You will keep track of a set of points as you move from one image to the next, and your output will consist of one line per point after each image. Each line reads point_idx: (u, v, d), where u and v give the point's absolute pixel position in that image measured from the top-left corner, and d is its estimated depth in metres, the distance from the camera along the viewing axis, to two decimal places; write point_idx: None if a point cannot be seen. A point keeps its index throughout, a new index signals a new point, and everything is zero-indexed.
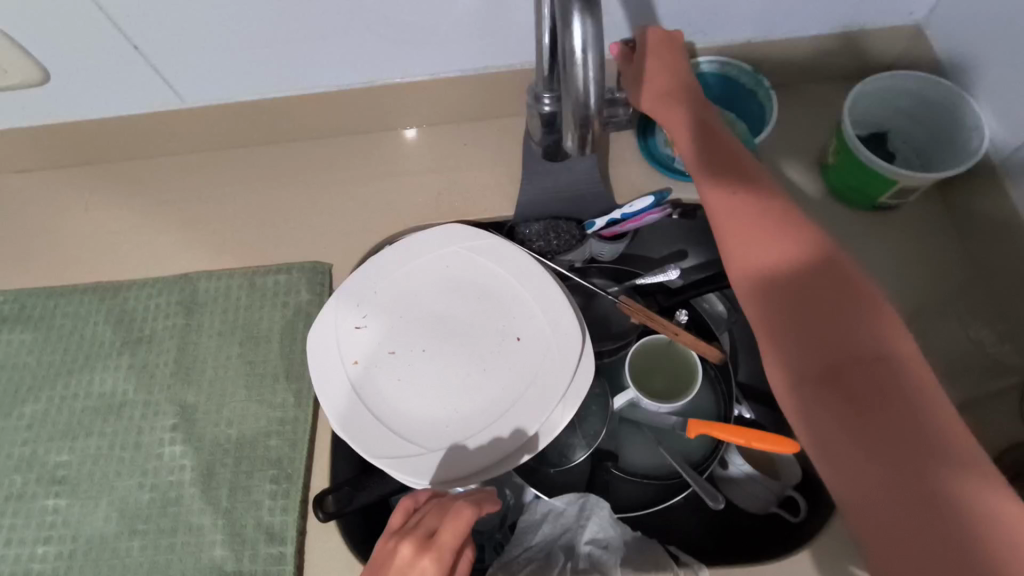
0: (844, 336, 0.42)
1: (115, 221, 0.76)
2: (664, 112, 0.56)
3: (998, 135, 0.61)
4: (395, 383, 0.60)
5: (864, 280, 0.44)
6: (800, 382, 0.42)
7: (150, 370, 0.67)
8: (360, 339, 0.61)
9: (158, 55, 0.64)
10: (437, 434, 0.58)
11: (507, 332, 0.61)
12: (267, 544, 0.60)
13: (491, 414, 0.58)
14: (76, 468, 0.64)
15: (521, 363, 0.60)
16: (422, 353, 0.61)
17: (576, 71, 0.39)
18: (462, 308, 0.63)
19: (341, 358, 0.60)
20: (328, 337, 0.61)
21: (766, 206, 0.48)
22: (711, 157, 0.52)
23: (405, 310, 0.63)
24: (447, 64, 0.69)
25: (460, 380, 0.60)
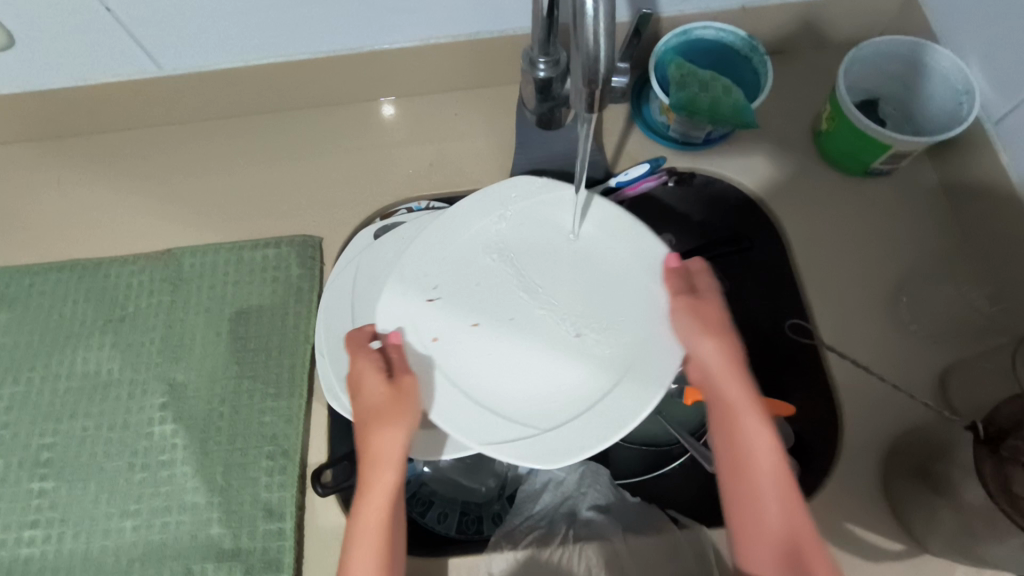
0: (776, 494, 0.47)
1: (91, 195, 0.73)
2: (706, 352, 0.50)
3: (988, 99, 0.61)
4: (487, 360, 0.53)
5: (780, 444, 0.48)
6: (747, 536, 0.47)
7: (135, 348, 0.65)
8: (435, 313, 0.54)
9: (130, 17, 0.60)
10: (546, 412, 0.51)
11: (602, 299, 0.54)
12: (265, 521, 0.59)
13: (588, 391, 0.52)
14: (61, 451, 0.62)
15: (620, 333, 0.53)
16: (510, 322, 0.55)
17: (588, 22, 0.38)
18: (551, 272, 0.56)
19: (414, 334, 0.54)
20: (398, 311, 0.54)
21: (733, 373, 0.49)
22: (716, 335, 0.50)
23: (485, 279, 0.56)
24: (436, 29, 0.67)
25: (556, 353, 0.53)
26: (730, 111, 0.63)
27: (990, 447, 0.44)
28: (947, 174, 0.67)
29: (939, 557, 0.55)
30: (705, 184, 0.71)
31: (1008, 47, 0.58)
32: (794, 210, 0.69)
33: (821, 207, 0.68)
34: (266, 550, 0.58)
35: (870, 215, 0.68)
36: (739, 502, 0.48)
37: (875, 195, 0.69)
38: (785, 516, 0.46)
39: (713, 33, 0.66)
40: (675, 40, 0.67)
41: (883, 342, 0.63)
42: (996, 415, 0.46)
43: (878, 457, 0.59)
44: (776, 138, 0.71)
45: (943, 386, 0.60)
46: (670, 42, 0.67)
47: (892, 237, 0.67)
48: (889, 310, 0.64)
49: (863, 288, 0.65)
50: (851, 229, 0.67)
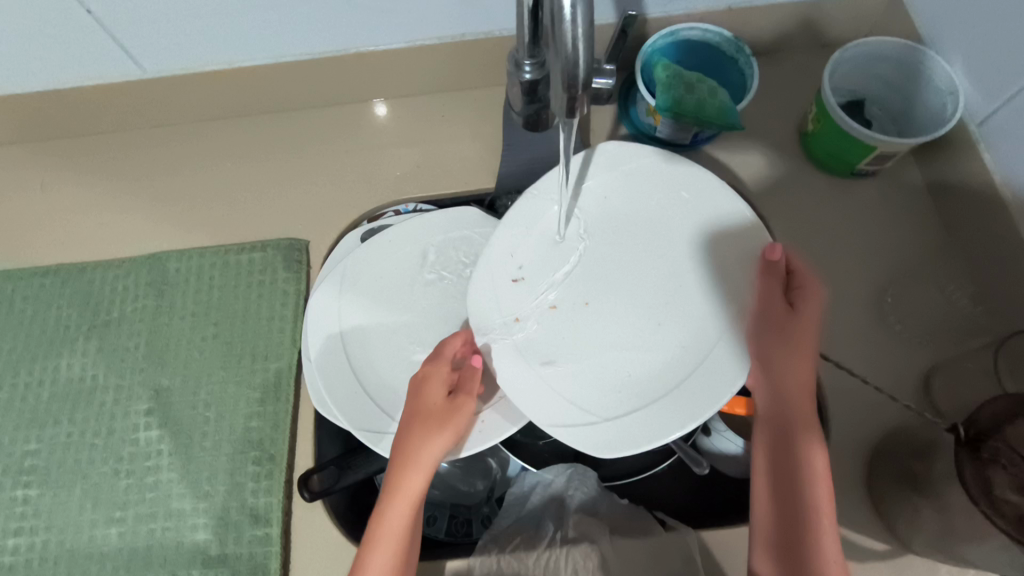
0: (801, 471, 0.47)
1: (75, 199, 0.72)
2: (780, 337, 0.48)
3: (972, 99, 0.61)
4: (575, 340, 0.50)
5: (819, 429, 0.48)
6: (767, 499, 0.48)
7: (120, 354, 0.65)
8: (520, 293, 0.51)
9: (111, 19, 0.60)
10: (631, 396, 0.48)
11: (694, 268, 0.50)
12: (252, 526, 0.58)
13: (680, 367, 0.48)
14: (45, 458, 0.61)
15: (715, 302, 0.49)
16: (585, 304, 0.51)
17: (565, 28, 0.37)
18: (643, 238, 0.51)
19: (496, 316, 0.51)
20: (479, 293, 0.51)
21: (795, 357, 0.48)
22: (789, 323, 0.48)
23: (570, 251, 0.52)
24: (422, 31, 0.67)
25: (649, 326, 0.50)
26: (714, 112, 0.63)
27: (970, 448, 0.45)
28: (933, 174, 0.67)
29: (923, 556, 0.55)
30: None
31: (990, 48, 0.58)
32: (780, 211, 0.69)
33: (807, 208, 0.69)
34: (252, 555, 0.58)
35: (855, 216, 0.68)
36: (765, 471, 0.48)
37: (860, 196, 0.69)
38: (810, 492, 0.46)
39: (700, 34, 0.66)
40: (661, 41, 0.67)
41: (867, 342, 0.63)
42: (975, 418, 0.47)
43: (863, 457, 0.59)
44: (763, 139, 0.71)
45: (927, 386, 0.60)
46: (657, 43, 0.67)
47: (877, 238, 0.67)
48: (873, 311, 0.64)
49: (849, 289, 0.65)
50: (836, 230, 0.68)
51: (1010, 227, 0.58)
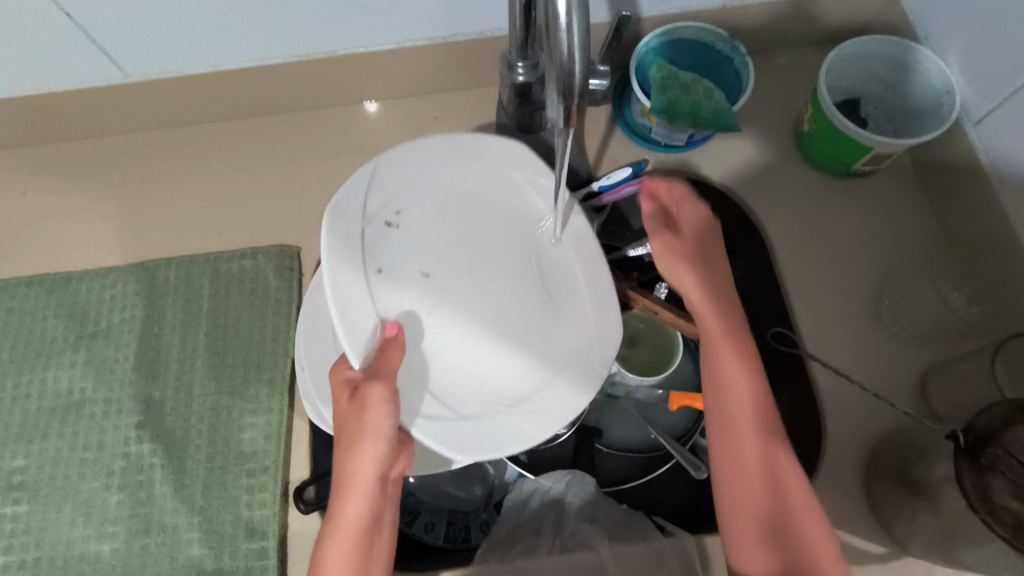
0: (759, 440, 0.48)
1: (60, 206, 0.71)
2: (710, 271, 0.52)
3: (969, 99, 0.60)
4: (423, 320, 0.48)
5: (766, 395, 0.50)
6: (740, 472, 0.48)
7: (109, 366, 0.63)
8: (388, 243, 0.49)
9: (92, 21, 0.58)
10: (473, 398, 0.47)
11: (557, 293, 0.50)
12: (247, 540, 0.58)
13: (519, 387, 0.48)
14: (34, 473, 0.60)
15: (564, 330, 0.49)
16: (446, 283, 0.49)
17: (561, 36, 0.36)
18: (514, 247, 0.51)
19: (359, 256, 0.47)
20: (353, 218, 0.48)
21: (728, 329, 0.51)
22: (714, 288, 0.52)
23: (450, 230, 0.50)
24: (413, 31, 0.66)
25: (508, 327, 0.49)
26: (711, 117, 0.63)
27: (969, 456, 0.45)
28: (929, 175, 0.67)
29: (921, 559, 0.55)
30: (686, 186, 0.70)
31: (987, 49, 0.58)
32: (776, 212, 0.68)
33: (803, 210, 0.68)
34: (248, 569, 0.57)
35: (851, 217, 0.68)
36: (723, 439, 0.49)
37: (857, 196, 0.69)
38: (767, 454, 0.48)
39: (694, 33, 0.65)
40: (656, 40, 0.66)
41: (862, 343, 0.63)
42: (974, 425, 0.46)
43: (860, 461, 0.59)
44: (760, 139, 0.70)
45: (923, 387, 0.60)
46: (652, 42, 0.66)
47: (872, 239, 0.67)
48: (868, 313, 0.64)
49: (845, 291, 0.65)
50: (833, 231, 0.67)
51: (1006, 228, 0.58)
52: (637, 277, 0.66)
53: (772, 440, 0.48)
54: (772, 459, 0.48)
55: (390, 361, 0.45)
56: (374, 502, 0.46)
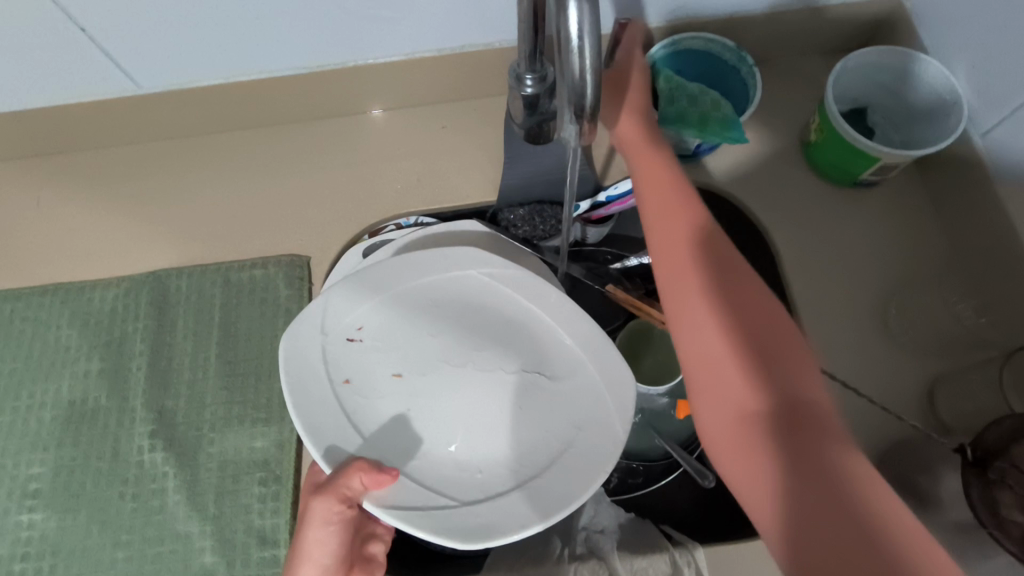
0: (762, 367, 0.42)
1: (73, 216, 0.72)
2: (667, 183, 0.51)
3: (976, 110, 0.61)
4: (397, 419, 0.53)
5: (760, 313, 0.45)
6: (756, 413, 0.41)
7: (123, 375, 0.64)
8: (359, 357, 0.54)
9: (105, 35, 0.59)
10: (462, 482, 0.52)
11: (531, 379, 0.54)
12: (259, 548, 0.58)
13: (513, 475, 0.52)
14: (49, 481, 0.61)
15: (544, 420, 0.53)
16: (422, 375, 0.54)
17: (573, 58, 0.37)
18: (480, 350, 0.55)
19: (322, 373, 0.53)
20: (317, 337, 0.53)
21: (703, 248, 0.47)
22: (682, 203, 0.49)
23: (412, 337, 0.55)
24: (422, 42, 0.66)
25: (482, 421, 0.53)
26: (720, 125, 0.62)
27: (977, 468, 0.45)
28: (936, 184, 0.67)
29: None
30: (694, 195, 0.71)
31: (995, 60, 0.58)
32: (783, 221, 0.68)
33: (809, 219, 0.68)
34: None
35: (857, 226, 0.68)
36: (718, 374, 0.43)
37: (864, 206, 0.69)
38: (773, 385, 0.42)
39: (702, 43, 0.66)
40: (663, 51, 0.66)
41: (868, 353, 0.63)
42: (981, 437, 0.46)
43: None
44: (767, 148, 0.71)
45: (930, 397, 0.61)
46: (659, 53, 0.66)
47: (879, 249, 0.67)
48: (875, 323, 0.64)
49: (852, 300, 0.65)
50: (839, 240, 0.68)
51: (1014, 240, 0.58)
52: (642, 286, 0.69)
53: (784, 397, 0.41)
54: (786, 420, 0.41)
55: (349, 481, 0.48)
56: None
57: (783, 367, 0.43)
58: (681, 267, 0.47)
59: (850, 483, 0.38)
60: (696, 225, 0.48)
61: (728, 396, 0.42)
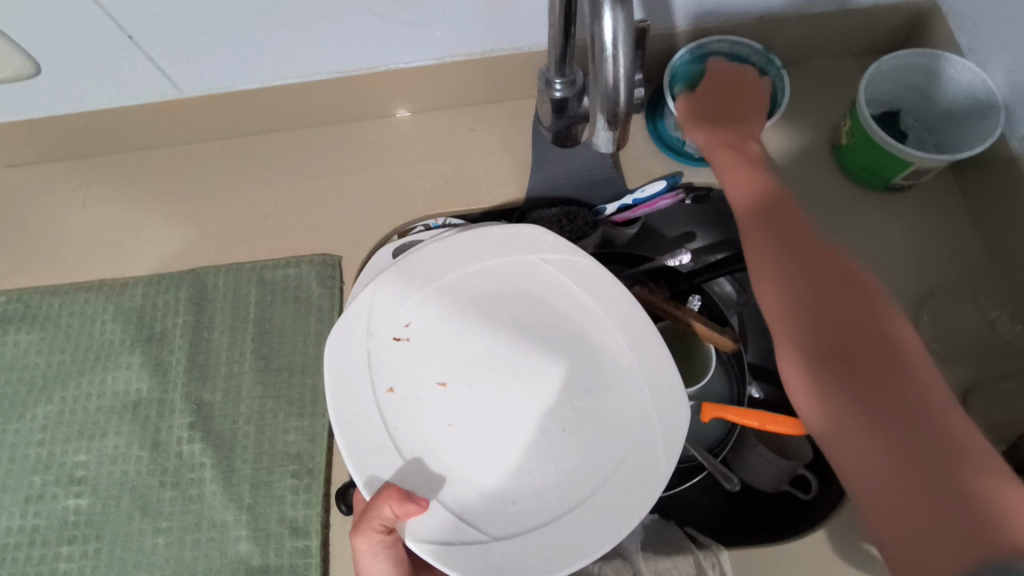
0: (841, 319, 0.44)
1: (117, 215, 0.75)
2: (734, 161, 0.53)
3: (1015, 114, 0.60)
4: (438, 438, 0.50)
5: (848, 268, 0.46)
6: (817, 362, 0.43)
7: (163, 368, 0.67)
8: (400, 360, 0.52)
9: (151, 41, 0.61)
10: (501, 515, 0.48)
11: (588, 391, 0.51)
12: (291, 538, 0.60)
13: (562, 502, 0.49)
14: (94, 468, 0.64)
15: (602, 435, 0.50)
16: (469, 387, 0.52)
17: (607, 65, 0.38)
18: (532, 350, 0.52)
19: (365, 378, 0.51)
20: (361, 334, 0.52)
21: (780, 211, 0.49)
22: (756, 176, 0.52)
23: (456, 341, 0.53)
24: (453, 46, 0.67)
25: (522, 445, 0.50)
26: None
27: None
28: (972, 189, 0.66)
29: None
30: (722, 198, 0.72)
31: None
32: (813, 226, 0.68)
33: (840, 222, 0.68)
34: (293, 566, 0.59)
35: (889, 230, 0.67)
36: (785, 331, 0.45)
37: (896, 210, 0.68)
38: (846, 333, 0.43)
39: (729, 46, 0.66)
40: (689, 55, 0.66)
41: None
42: None
43: None
44: (796, 151, 0.71)
45: (963, 405, 0.60)
46: (686, 56, 0.66)
47: (911, 252, 0.66)
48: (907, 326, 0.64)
49: None
50: (870, 244, 0.67)
51: None
52: (667, 288, 0.68)
53: (861, 347, 0.42)
54: (860, 372, 0.41)
55: (384, 510, 0.47)
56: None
57: (863, 315, 0.44)
58: (749, 230, 0.50)
59: (943, 434, 0.37)
60: (754, 189, 0.51)
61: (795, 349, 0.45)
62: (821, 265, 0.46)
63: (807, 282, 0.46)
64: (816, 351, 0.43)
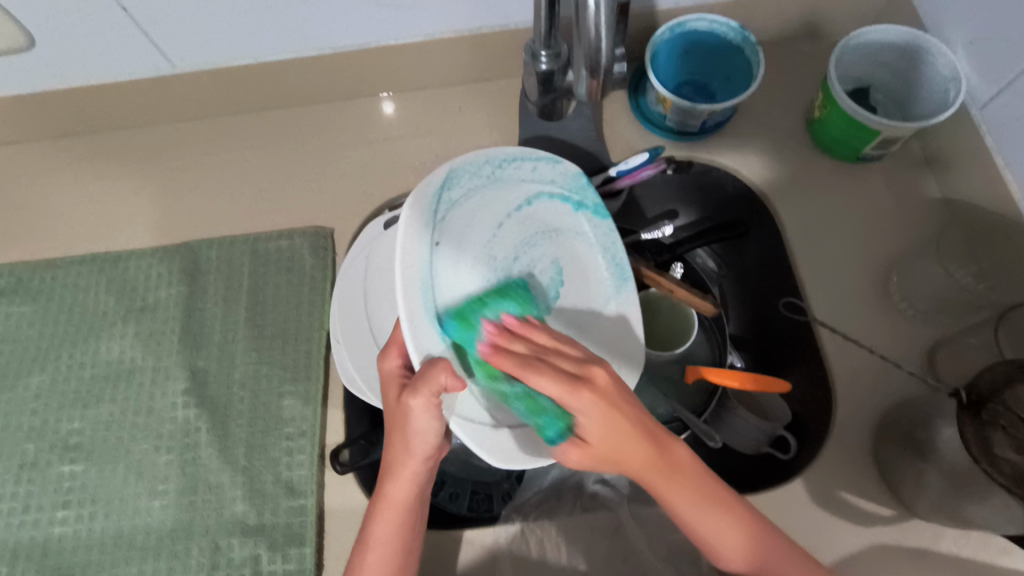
0: (697, 532, 0.49)
1: (109, 192, 0.75)
2: (580, 399, 0.46)
3: (974, 86, 0.63)
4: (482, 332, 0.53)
5: (693, 468, 0.49)
6: (746, 561, 0.49)
7: (156, 337, 0.68)
8: (451, 235, 0.52)
9: (149, 19, 0.63)
10: (516, 413, 0.53)
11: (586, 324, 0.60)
12: (287, 498, 0.62)
13: None
14: (89, 435, 0.65)
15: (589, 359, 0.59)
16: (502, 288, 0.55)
17: (590, 18, 0.43)
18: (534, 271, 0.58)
19: (425, 263, 0.49)
20: (426, 224, 0.49)
21: (612, 419, 0.46)
22: (598, 421, 0.46)
23: (491, 250, 0.55)
24: (441, 24, 0.70)
25: None
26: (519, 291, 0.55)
27: (971, 412, 0.48)
28: (936, 160, 0.70)
29: (928, 521, 0.57)
30: (703, 172, 0.73)
31: (992, 38, 0.60)
32: (788, 195, 0.71)
33: (813, 192, 0.71)
34: (288, 525, 0.61)
35: (861, 199, 0.71)
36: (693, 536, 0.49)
37: (867, 180, 0.71)
38: (734, 532, 0.49)
39: (706, 25, 0.68)
40: (669, 33, 0.69)
41: (871, 317, 0.66)
42: (975, 382, 0.50)
43: (872, 428, 0.62)
44: (772, 126, 0.74)
45: (931, 360, 0.63)
46: (666, 34, 0.68)
47: (881, 218, 0.70)
48: (877, 288, 0.67)
49: (855, 270, 0.68)
50: (842, 213, 0.70)
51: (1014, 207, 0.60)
52: (650, 257, 0.70)
53: (753, 555, 0.49)
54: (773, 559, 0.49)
55: (436, 377, 0.45)
56: (416, 479, 0.50)
57: (737, 508, 0.49)
58: (649, 469, 0.47)
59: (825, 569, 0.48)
60: (592, 419, 0.46)
61: (719, 544, 0.49)
62: (672, 487, 0.48)
63: (667, 490, 0.48)
64: (739, 553, 0.49)
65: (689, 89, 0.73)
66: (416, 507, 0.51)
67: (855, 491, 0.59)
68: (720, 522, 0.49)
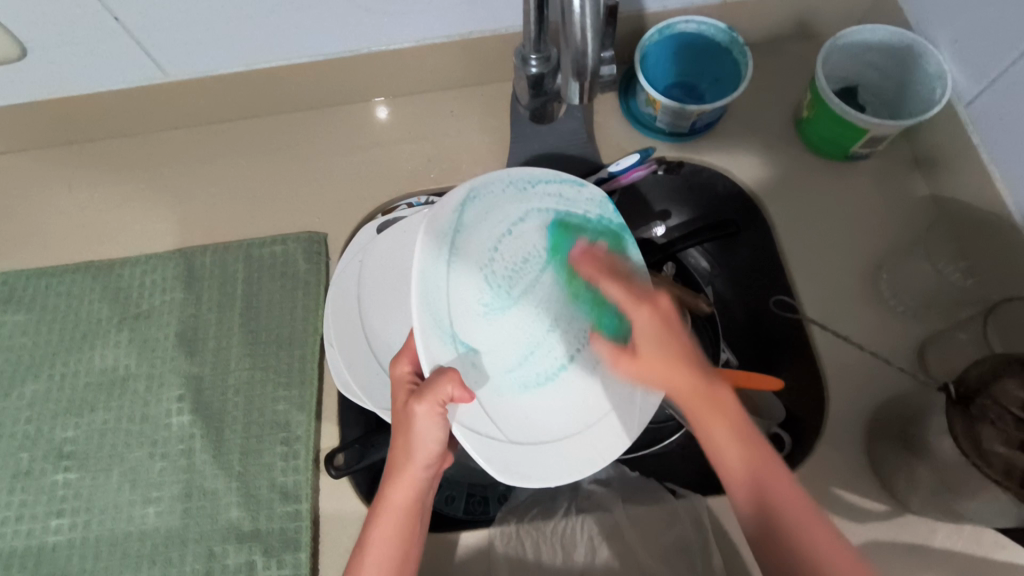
0: (712, 445, 0.48)
1: (102, 200, 0.75)
2: (659, 303, 0.53)
3: (959, 84, 0.64)
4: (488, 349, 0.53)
5: (728, 399, 0.49)
6: (744, 476, 0.47)
7: (150, 345, 0.68)
8: (465, 250, 0.52)
9: (142, 28, 0.63)
10: (522, 427, 0.53)
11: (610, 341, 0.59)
12: (282, 503, 0.61)
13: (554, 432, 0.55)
14: (84, 443, 0.65)
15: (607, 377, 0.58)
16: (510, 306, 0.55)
17: (576, 20, 0.43)
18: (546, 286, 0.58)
19: (441, 275, 0.49)
20: (442, 242, 0.50)
21: (668, 320, 0.52)
22: (640, 302, 0.53)
23: (499, 263, 0.55)
24: (432, 30, 0.70)
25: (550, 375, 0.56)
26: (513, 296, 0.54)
27: (960, 407, 0.48)
28: (924, 158, 0.70)
29: (921, 516, 0.57)
30: (693, 172, 0.73)
31: (975, 36, 0.61)
32: (778, 194, 0.72)
33: (803, 191, 0.72)
34: (283, 530, 0.61)
35: (850, 198, 0.71)
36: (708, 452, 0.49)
37: (856, 178, 0.72)
38: (745, 453, 0.47)
39: (694, 27, 0.69)
40: (657, 36, 0.69)
41: (861, 314, 0.66)
42: (965, 376, 0.50)
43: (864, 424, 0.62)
44: (761, 126, 0.74)
45: (922, 355, 0.64)
46: (655, 36, 0.69)
47: (871, 216, 0.70)
48: (867, 285, 0.67)
49: (845, 268, 0.68)
50: (832, 211, 0.71)
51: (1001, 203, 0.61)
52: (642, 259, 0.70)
53: (759, 480, 0.47)
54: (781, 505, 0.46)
55: (443, 387, 0.45)
56: (418, 486, 0.50)
57: (754, 437, 0.48)
58: (674, 358, 0.50)
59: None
60: (653, 328, 0.52)
61: (726, 447, 0.48)
62: (684, 383, 0.50)
63: (687, 391, 0.50)
64: (740, 466, 0.47)
65: (679, 91, 0.74)
66: (415, 516, 0.51)
67: (849, 488, 0.59)
68: (732, 446, 0.48)
